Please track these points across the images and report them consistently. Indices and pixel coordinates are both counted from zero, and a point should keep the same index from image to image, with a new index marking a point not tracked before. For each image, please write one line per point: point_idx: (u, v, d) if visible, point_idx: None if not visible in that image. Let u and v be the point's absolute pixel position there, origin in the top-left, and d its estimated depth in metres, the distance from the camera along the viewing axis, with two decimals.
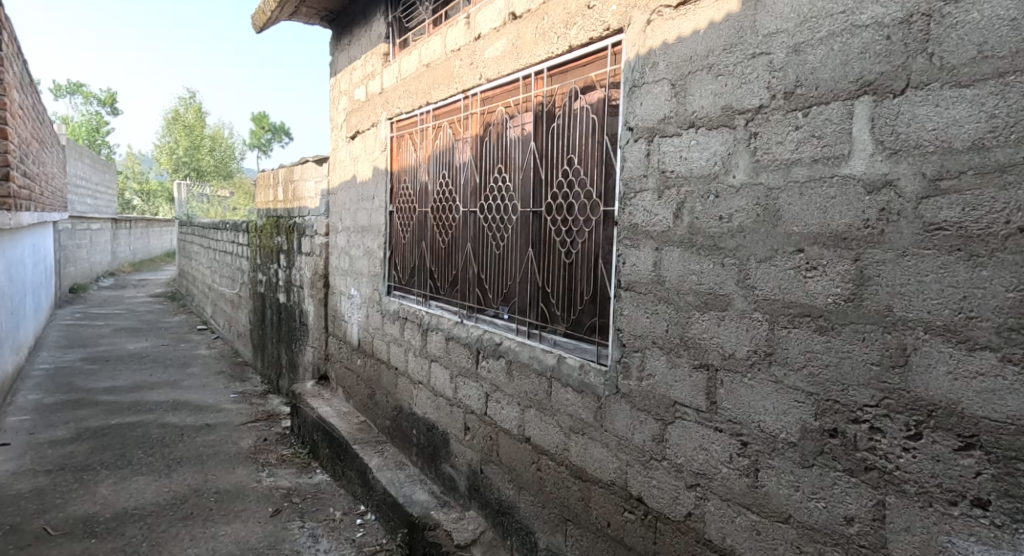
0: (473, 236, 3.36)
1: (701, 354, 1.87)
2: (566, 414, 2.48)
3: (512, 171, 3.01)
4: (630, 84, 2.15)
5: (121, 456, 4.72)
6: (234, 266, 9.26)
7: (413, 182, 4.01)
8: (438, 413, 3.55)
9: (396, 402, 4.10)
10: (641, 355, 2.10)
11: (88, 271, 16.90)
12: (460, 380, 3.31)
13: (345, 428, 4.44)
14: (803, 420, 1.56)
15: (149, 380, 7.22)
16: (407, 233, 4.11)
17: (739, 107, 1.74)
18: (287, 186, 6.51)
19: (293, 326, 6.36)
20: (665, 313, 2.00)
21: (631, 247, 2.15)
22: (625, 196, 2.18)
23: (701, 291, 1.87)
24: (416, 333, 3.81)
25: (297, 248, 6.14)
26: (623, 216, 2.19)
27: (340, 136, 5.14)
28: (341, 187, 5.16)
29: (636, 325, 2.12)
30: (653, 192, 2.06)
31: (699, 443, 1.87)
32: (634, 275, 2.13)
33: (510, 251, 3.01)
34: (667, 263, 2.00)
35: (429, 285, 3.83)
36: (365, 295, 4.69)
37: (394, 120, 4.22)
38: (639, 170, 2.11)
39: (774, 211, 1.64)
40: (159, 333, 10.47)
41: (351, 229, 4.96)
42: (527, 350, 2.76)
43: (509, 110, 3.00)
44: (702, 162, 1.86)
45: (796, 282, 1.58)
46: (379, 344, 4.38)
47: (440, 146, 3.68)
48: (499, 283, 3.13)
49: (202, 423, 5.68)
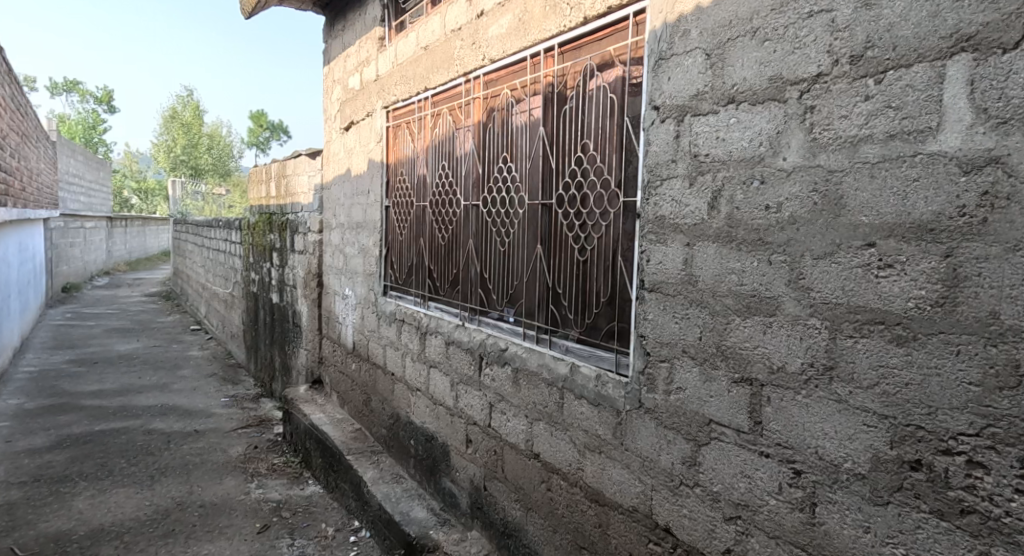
0: (475, 232, 3.10)
1: (743, 367, 1.61)
2: (580, 429, 2.23)
3: (518, 160, 2.75)
4: (655, 57, 1.89)
5: (101, 466, 4.45)
6: (228, 265, 9.00)
7: (410, 174, 3.75)
8: (437, 423, 3.29)
9: (393, 410, 3.84)
10: (669, 366, 1.85)
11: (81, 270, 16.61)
12: (461, 388, 3.05)
13: (339, 437, 4.19)
14: (874, 448, 1.31)
15: (137, 384, 6.95)
16: (403, 229, 3.85)
17: (791, 77, 1.48)
18: (280, 181, 6.25)
19: (286, 327, 6.11)
20: (697, 319, 1.75)
21: (658, 243, 1.90)
22: (650, 184, 1.93)
23: (743, 293, 1.61)
24: (415, 337, 3.55)
25: (290, 246, 5.88)
26: (647, 208, 1.94)
27: (334, 127, 4.88)
28: (335, 181, 4.90)
29: (664, 331, 1.87)
30: (683, 179, 1.80)
31: (740, 469, 1.62)
32: (661, 275, 1.88)
33: (517, 249, 2.76)
34: (701, 261, 1.74)
35: (428, 285, 3.57)
36: (360, 295, 4.43)
37: (390, 109, 3.96)
38: (667, 155, 1.86)
39: (835, 199, 1.39)
40: (151, 334, 10.20)
41: (345, 226, 4.69)
42: (536, 357, 2.51)
43: (516, 93, 2.75)
44: (744, 142, 1.61)
45: (864, 282, 1.33)
46: (375, 347, 4.13)
47: (439, 135, 3.42)
48: (504, 283, 2.87)
49: (191, 430, 5.42)
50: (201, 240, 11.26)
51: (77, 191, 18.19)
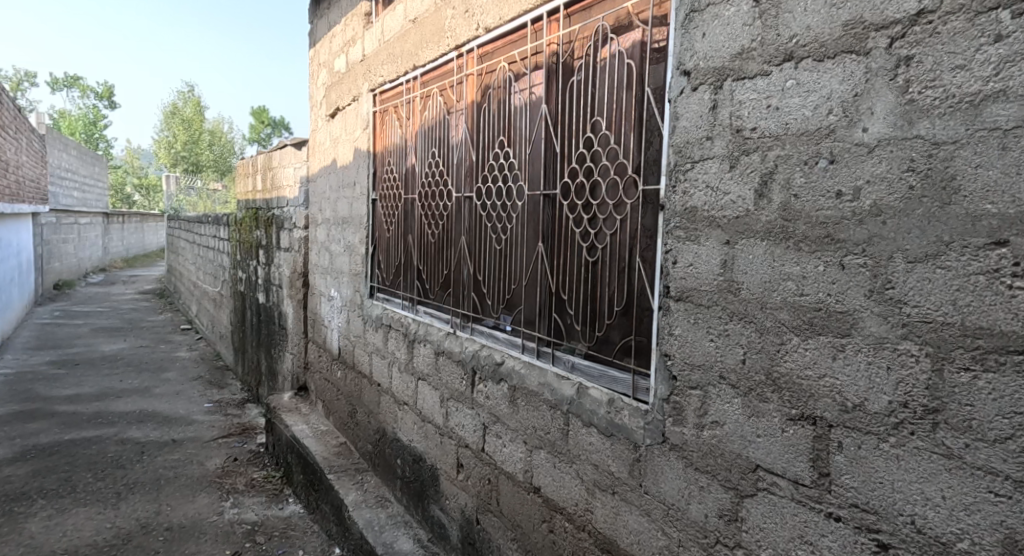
0: (468, 228, 2.73)
1: (803, 402, 1.24)
2: (590, 463, 1.87)
3: (517, 144, 2.39)
4: (686, 8, 1.52)
5: (65, 481, 4.12)
6: (217, 263, 8.65)
7: (398, 164, 3.39)
8: (426, 442, 2.94)
9: (379, 425, 3.49)
10: (701, 394, 1.49)
11: (74, 267, 16.29)
12: (452, 405, 2.70)
13: (321, 452, 3.83)
14: (1007, 528, 0.94)
15: (118, 387, 6.61)
16: (391, 225, 3.49)
17: (877, 20, 1.11)
18: (266, 174, 5.89)
19: (272, 329, 5.75)
20: (739, 337, 1.39)
21: (688, 242, 1.54)
22: (677, 168, 1.57)
23: (804, 307, 1.25)
24: (402, 345, 3.19)
25: (276, 243, 5.53)
26: (674, 198, 1.58)
27: (320, 114, 4.52)
28: (321, 174, 4.54)
29: (695, 351, 1.51)
30: (721, 161, 1.44)
31: (799, 534, 1.26)
32: (692, 281, 1.52)
33: (515, 247, 2.39)
34: (745, 264, 1.38)
35: (416, 287, 3.21)
36: (346, 296, 4.08)
37: (378, 92, 3.59)
38: (701, 131, 1.49)
39: (942, 181, 1.02)
40: (139, 334, 9.85)
41: (331, 222, 4.33)
42: (537, 375, 2.15)
43: (515, 66, 2.39)
44: (806, 110, 1.23)
45: (988, 297, 0.96)
46: (361, 355, 3.77)
47: (429, 119, 3.06)
48: (501, 287, 2.50)
49: (168, 439, 5.07)
50: (193, 237, 10.91)
51: (71, 187, 17.87)
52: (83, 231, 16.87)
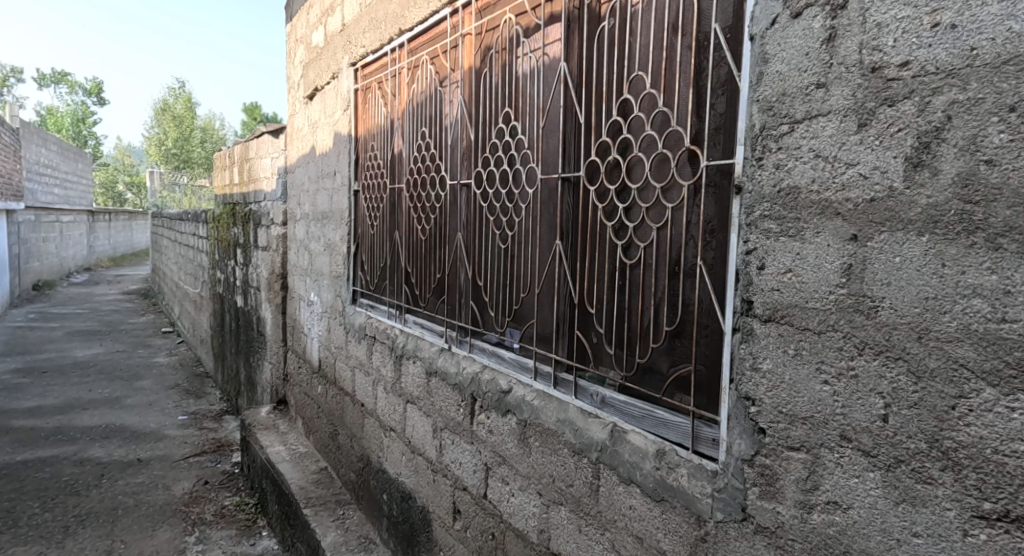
0: (465, 222, 2.25)
1: (1008, 495, 0.77)
2: (631, 532, 1.41)
3: (527, 116, 1.92)
4: None
5: (7, 512, 3.63)
6: (197, 263, 8.14)
7: (382, 149, 2.90)
8: (416, 478, 2.47)
9: (363, 452, 3.02)
10: (809, 460, 1.02)
11: (56, 268, 15.72)
12: (447, 437, 2.24)
13: (298, 480, 3.35)
14: None
15: (86, 397, 6.11)
16: (375, 221, 3.00)
17: None
18: (243, 166, 5.39)
19: (250, 335, 5.27)
20: (875, 382, 0.93)
21: (783, 239, 1.08)
22: (765, 132, 1.10)
23: (1008, 342, 0.77)
24: (389, 361, 2.73)
25: (253, 242, 5.04)
26: (760, 176, 1.12)
27: (297, 97, 4.03)
28: (299, 163, 4.05)
29: (797, 397, 1.05)
30: (841, 118, 0.97)
31: None
32: (790, 295, 1.07)
33: (525, 246, 1.92)
34: (883, 272, 0.92)
35: (404, 292, 2.73)
36: (326, 301, 3.60)
37: (360, 66, 3.11)
38: (807, 75, 1.03)
39: None
40: (116, 337, 9.31)
41: (310, 217, 3.84)
42: (555, 410, 1.69)
43: (525, 19, 1.92)
44: (1013, 22, 0.76)
45: None
46: (343, 370, 3.29)
47: (417, 93, 2.58)
48: (506, 294, 2.04)
49: (133, 458, 4.56)
50: (176, 236, 10.38)
51: (52, 184, 17.28)
52: (66, 229, 16.25)
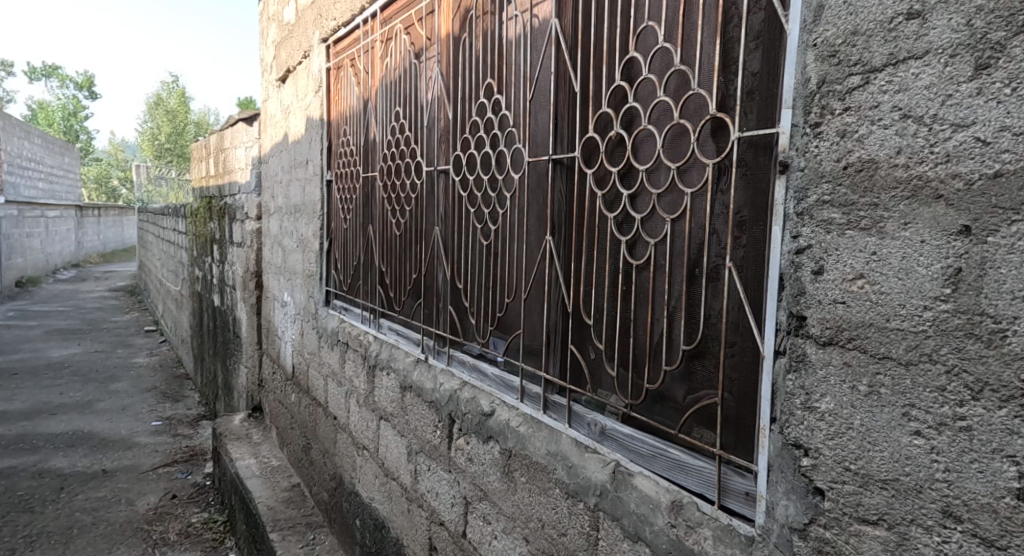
0: (443, 214, 1.96)
1: None
2: None
3: (511, 88, 1.63)
4: None
5: None
6: (178, 259, 7.81)
7: (355, 135, 2.61)
8: (389, 505, 2.19)
9: (336, 470, 2.74)
10: (892, 541, 0.73)
11: (42, 264, 15.34)
12: (423, 462, 1.95)
13: (266, 499, 3.06)
14: None
15: (56, 401, 5.80)
16: (348, 214, 2.71)
17: None
18: (218, 156, 5.07)
19: (227, 337, 4.97)
20: (1003, 443, 0.63)
21: (851, 233, 0.79)
22: (825, 89, 0.81)
23: None
24: (362, 371, 2.44)
25: (229, 238, 4.74)
26: (816, 149, 0.83)
27: (270, 80, 3.72)
28: (273, 152, 3.74)
29: (874, 452, 0.75)
30: (947, 59, 0.68)
31: None
32: (859, 312, 0.78)
33: (510, 242, 1.63)
34: (1015, 282, 0.63)
35: (379, 294, 2.44)
36: (299, 303, 3.31)
37: (331, 43, 2.81)
38: (891, 4, 0.73)
39: None
40: (96, 337, 8.97)
41: (284, 210, 3.54)
42: (546, 441, 1.40)
43: None
44: None
45: None
46: (316, 378, 3.00)
47: (391, 68, 2.28)
48: (488, 299, 1.75)
49: (97, 469, 4.26)
50: (159, 231, 10.03)
51: (36, 178, 16.86)
52: (52, 224, 15.84)
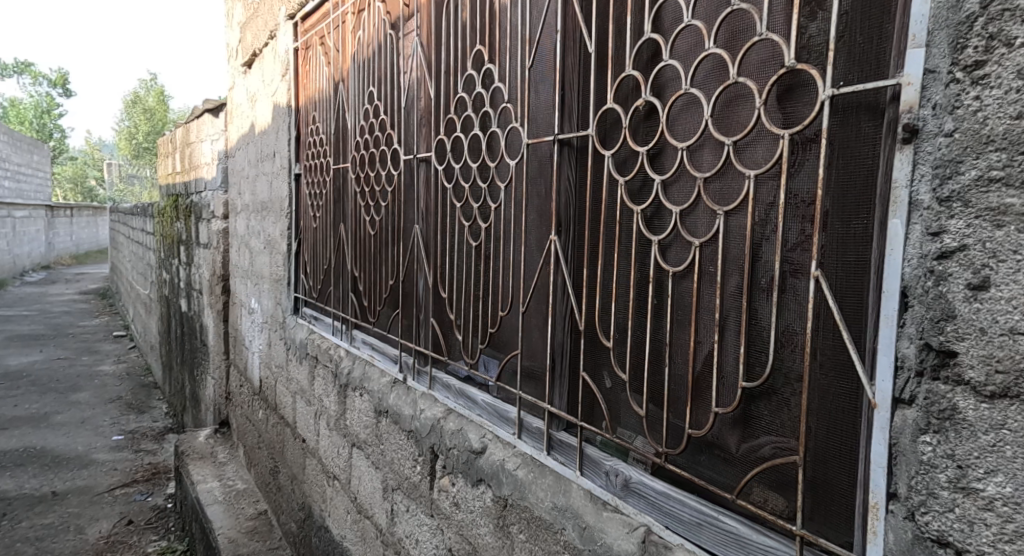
0: (424, 210, 1.67)
1: None
2: None
3: (506, 55, 1.34)
4: None
5: None
6: (148, 261, 7.41)
7: (325, 122, 2.31)
8: (362, 546, 1.89)
9: (305, 499, 2.43)
10: None
11: (9, 267, 14.75)
12: (401, 502, 1.66)
13: (228, 529, 2.74)
14: None
15: (9, 415, 5.39)
16: (317, 212, 2.40)
17: None
18: (184, 152, 4.72)
19: (194, 344, 4.62)
20: None
21: None
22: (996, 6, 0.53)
23: None
24: (332, 391, 2.14)
25: (195, 239, 4.40)
26: (979, 100, 0.55)
27: (236, 66, 3.40)
28: (239, 145, 3.42)
29: None
30: None
31: None
32: None
33: (503, 242, 1.35)
34: None
35: (352, 302, 2.14)
36: (266, 309, 3.00)
37: (299, 19, 2.50)
38: None
39: None
40: (61, 342, 8.53)
41: (250, 208, 3.22)
42: (554, 492, 1.12)
43: None
44: None
45: None
46: (283, 395, 2.69)
47: (364, 43, 1.99)
48: (477, 311, 1.46)
49: (46, 491, 3.90)
50: (130, 232, 9.60)
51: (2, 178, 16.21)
52: (22, 225, 15.25)
